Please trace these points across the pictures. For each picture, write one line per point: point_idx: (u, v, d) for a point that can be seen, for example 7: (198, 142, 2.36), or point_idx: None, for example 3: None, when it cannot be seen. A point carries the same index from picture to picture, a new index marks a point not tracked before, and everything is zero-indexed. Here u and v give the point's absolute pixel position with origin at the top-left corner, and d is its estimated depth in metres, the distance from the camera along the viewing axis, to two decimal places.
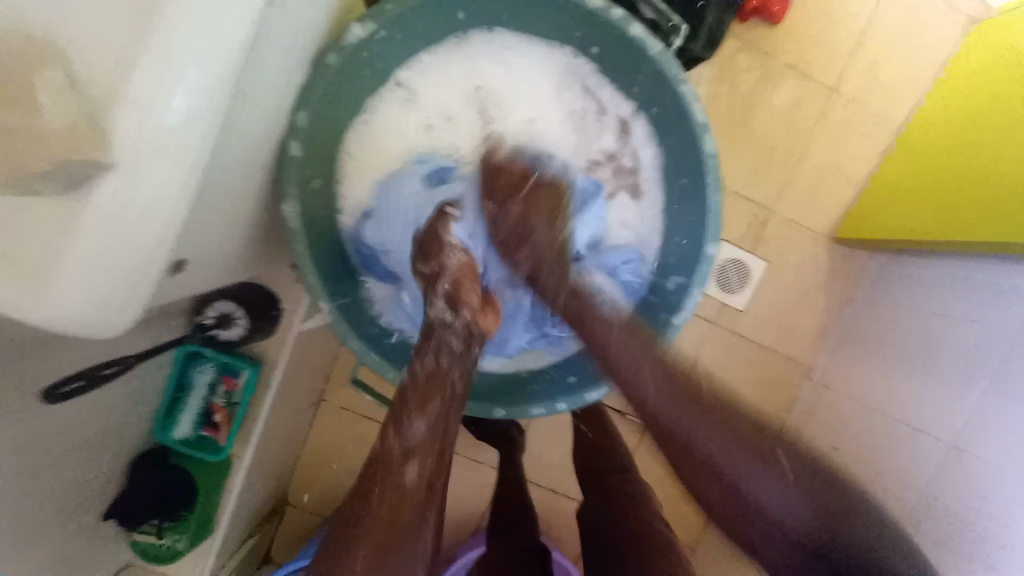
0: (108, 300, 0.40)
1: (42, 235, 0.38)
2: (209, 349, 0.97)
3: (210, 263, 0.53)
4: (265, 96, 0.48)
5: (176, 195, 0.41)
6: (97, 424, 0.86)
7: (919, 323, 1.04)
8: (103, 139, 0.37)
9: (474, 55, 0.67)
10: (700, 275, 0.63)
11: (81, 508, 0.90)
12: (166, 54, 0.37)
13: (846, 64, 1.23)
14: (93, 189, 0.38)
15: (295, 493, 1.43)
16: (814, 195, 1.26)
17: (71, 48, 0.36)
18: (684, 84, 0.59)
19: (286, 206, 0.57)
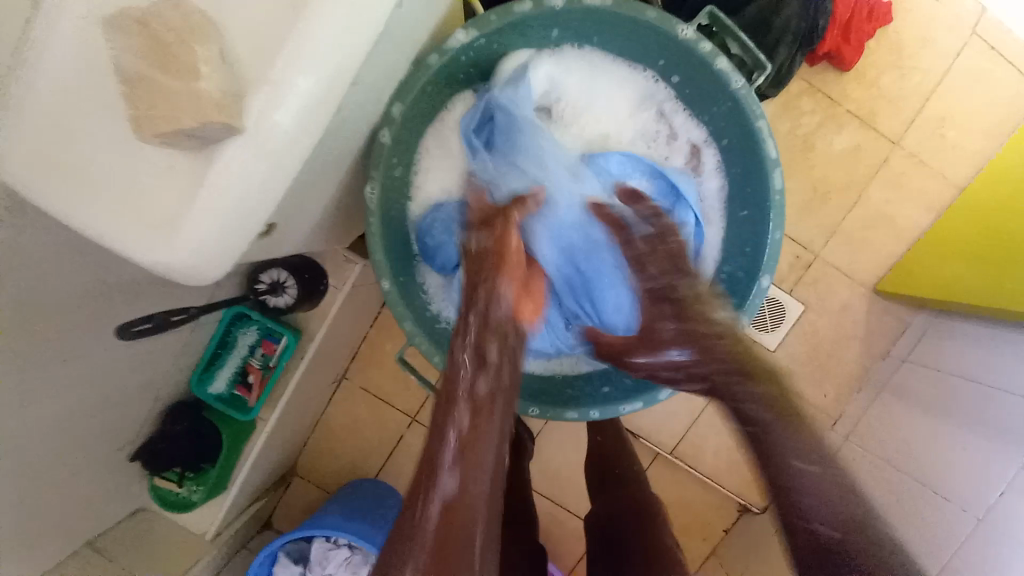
0: (217, 254, 0.44)
1: (173, 187, 0.42)
2: (256, 312, 1.00)
3: (296, 232, 0.57)
4: (375, 86, 0.52)
5: (287, 165, 0.44)
6: (146, 369, 0.91)
7: (955, 385, 1.03)
8: (241, 110, 0.40)
9: (561, 67, 0.69)
10: (750, 306, 0.64)
11: (117, 446, 0.94)
12: (307, 38, 0.40)
13: (910, 119, 1.22)
14: (226, 152, 0.41)
15: (305, 465, 1.46)
16: (860, 245, 1.25)
17: (224, 21, 0.40)
18: (762, 122, 0.60)
19: (370, 189, 0.61)
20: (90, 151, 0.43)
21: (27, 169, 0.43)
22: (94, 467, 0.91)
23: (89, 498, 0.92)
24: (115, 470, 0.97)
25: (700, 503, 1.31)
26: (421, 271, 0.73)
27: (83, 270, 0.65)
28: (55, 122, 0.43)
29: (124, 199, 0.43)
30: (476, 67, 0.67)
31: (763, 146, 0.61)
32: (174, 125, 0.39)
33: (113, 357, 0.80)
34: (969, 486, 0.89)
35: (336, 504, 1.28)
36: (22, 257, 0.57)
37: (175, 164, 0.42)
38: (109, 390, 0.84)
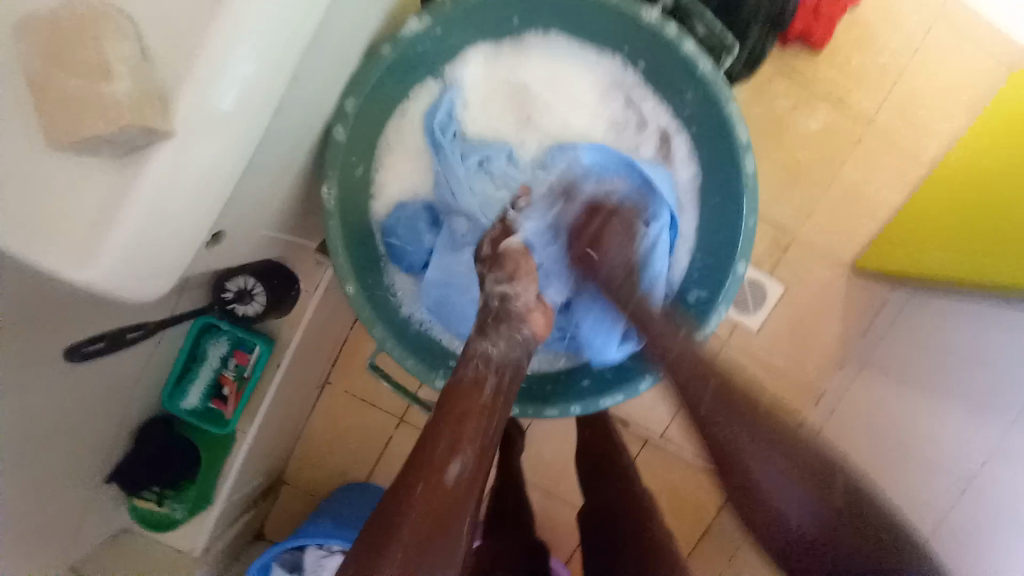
0: (153, 268, 0.41)
1: (88, 197, 0.38)
2: (224, 322, 0.97)
3: (249, 239, 0.54)
4: (321, 80, 0.49)
5: (223, 169, 0.42)
6: (112, 389, 0.87)
7: None
8: (167, 111, 0.37)
9: (526, 55, 0.66)
10: (728, 292, 0.62)
11: (87, 470, 0.91)
12: (233, 32, 0.37)
13: (882, 95, 1.22)
14: (151, 156, 0.38)
15: (292, 474, 1.43)
16: (837, 224, 1.25)
17: (139, 17, 0.37)
18: (731, 105, 0.58)
19: (326, 190, 0.57)
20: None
21: None
22: (64, 493, 0.87)
23: (61, 526, 0.88)
24: (87, 496, 0.93)
25: (691, 488, 1.31)
26: (388, 272, 0.70)
27: (23, 294, 0.61)
28: None
29: (26, 213, 0.37)
30: (437, 58, 0.63)
31: (733, 129, 0.59)
32: (87, 131, 0.36)
33: (74, 378, 0.76)
34: None
35: (325, 513, 1.25)
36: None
37: (87, 171, 0.38)
38: (72, 413, 0.80)
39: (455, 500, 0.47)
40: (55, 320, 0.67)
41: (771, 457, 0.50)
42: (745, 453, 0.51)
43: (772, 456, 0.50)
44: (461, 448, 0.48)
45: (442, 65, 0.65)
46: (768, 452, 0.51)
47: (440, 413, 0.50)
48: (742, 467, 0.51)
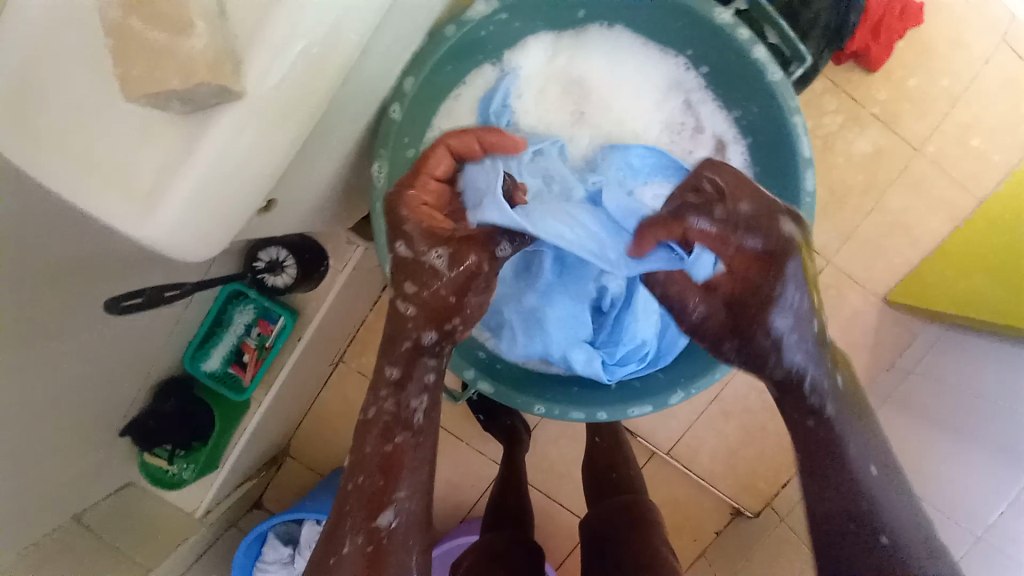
0: (205, 231, 0.41)
1: (160, 157, 0.39)
2: (253, 290, 0.98)
3: (295, 211, 0.54)
4: (385, 59, 0.49)
5: (284, 135, 0.41)
6: (137, 345, 0.88)
7: (965, 395, 0.99)
8: (238, 72, 0.37)
9: (588, 49, 0.65)
10: None
11: (106, 422, 0.92)
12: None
13: (935, 125, 1.18)
14: (219, 118, 0.38)
15: (297, 447, 1.44)
16: (874, 253, 1.22)
17: None
18: (796, 117, 0.57)
19: (376, 167, 0.57)
20: (73, 114, 0.40)
21: (13, 134, 0.40)
22: (82, 441, 0.89)
23: (76, 473, 0.90)
24: (103, 447, 0.95)
25: (693, 504, 1.30)
26: None
27: (65, 241, 0.61)
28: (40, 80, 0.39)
29: (111, 171, 0.40)
30: (500, 45, 0.63)
31: (796, 141, 0.57)
32: (159, 86, 0.35)
33: (104, 330, 0.76)
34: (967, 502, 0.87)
35: (326, 490, 1.26)
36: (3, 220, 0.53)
37: (164, 131, 0.39)
38: (98, 365, 0.80)
39: (390, 546, 0.51)
40: (90, 272, 0.67)
41: (874, 478, 0.50)
42: (852, 451, 0.51)
43: (876, 478, 0.50)
44: (384, 515, 0.51)
45: (502, 52, 0.64)
46: (869, 469, 0.51)
47: (364, 459, 0.53)
48: (846, 456, 0.51)
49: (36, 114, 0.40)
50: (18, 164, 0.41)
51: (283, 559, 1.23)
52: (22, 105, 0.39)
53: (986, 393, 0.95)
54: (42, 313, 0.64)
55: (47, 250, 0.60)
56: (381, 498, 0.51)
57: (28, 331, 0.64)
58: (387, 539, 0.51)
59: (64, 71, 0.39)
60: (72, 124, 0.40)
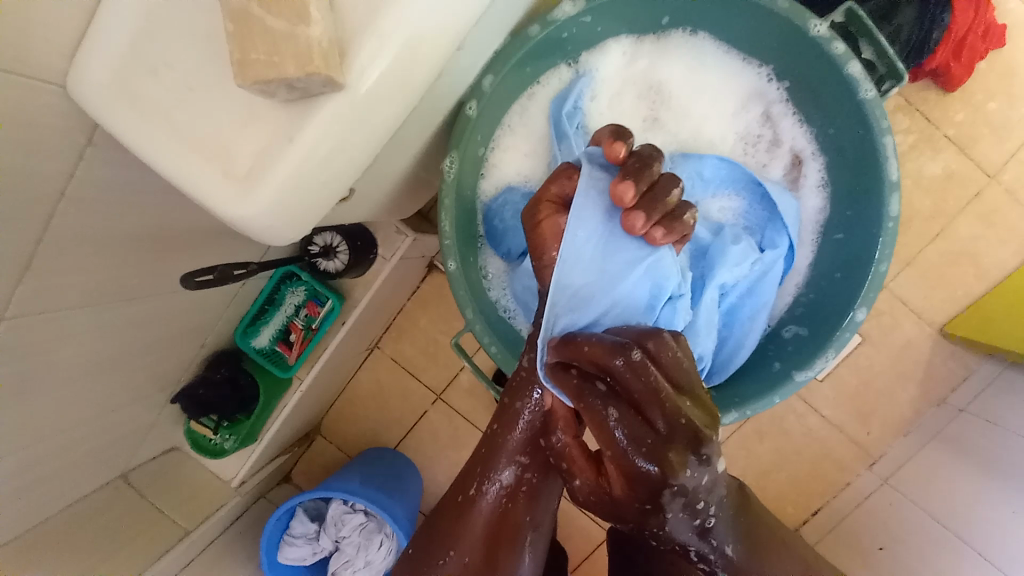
0: (297, 216, 0.43)
1: (262, 142, 0.41)
2: (306, 273, 1.01)
3: (369, 200, 0.55)
4: (474, 55, 0.49)
5: (377, 127, 0.42)
6: (195, 317, 0.91)
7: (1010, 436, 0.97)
8: (343, 65, 0.37)
9: (668, 54, 0.64)
10: (841, 336, 0.57)
11: (159, 387, 0.97)
12: None
13: (1013, 152, 1.11)
14: (320, 108, 0.39)
15: (329, 426, 1.48)
16: (935, 281, 1.16)
17: None
18: (887, 139, 0.54)
19: (448, 161, 0.57)
20: (184, 96, 0.41)
21: (126, 112, 0.42)
22: (137, 404, 0.93)
23: (129, 430, 0.95)
24: (155, 410, 1.00)
25: None
26: (482, 253, 0.69)
27: (148, 215, 0.65)
28: (156, 62, 0.41)
29: (216, 152, 0.41)
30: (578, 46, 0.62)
31: (883, 164, 0.54)
32: (273, 73, 0.36)
33: (167, 299, 0.80)
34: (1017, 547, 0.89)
35: (355, 469, 1.29)
36: (99, 189, 0.57)
37: (269, 118, 0.40)
38: (159, 332, 0.84)
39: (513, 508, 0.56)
40: (161, 244, 0.70)
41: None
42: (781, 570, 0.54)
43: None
44: (507, 473, 0.56)
45: (580, 53, 0.63)
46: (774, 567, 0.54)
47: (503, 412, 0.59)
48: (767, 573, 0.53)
49: (149, 94, 0.42)
50: (126, 141, 0.43)
51: (309, 534, 1.26)
52: (137, 81, 0.42)
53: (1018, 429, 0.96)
54: (115, 278, 0.67)
55: (128, 221, 0.63)
56: (514, 451, 0.57)
57: (100, 295, 0.67)
58: (512, 503, 0.56)
59: (180, 55, 0.41)
60: (183, 104, 0.41)
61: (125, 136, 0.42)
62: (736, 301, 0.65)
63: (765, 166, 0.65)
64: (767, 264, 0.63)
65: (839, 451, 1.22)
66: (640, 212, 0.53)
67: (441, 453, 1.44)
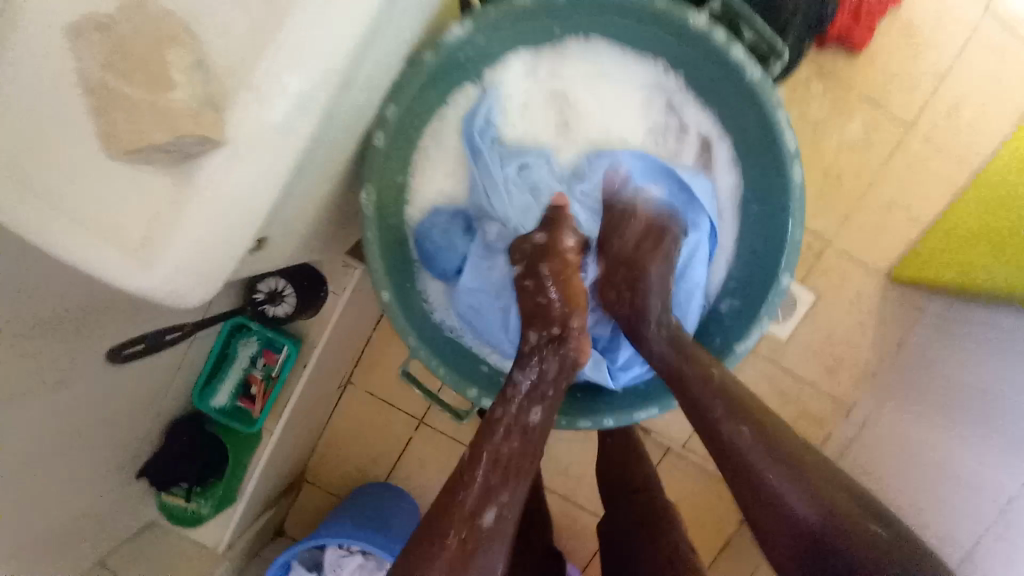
0: (208, 278, 0.41)
1: (154, 210, 0.39)
2: (256, 322, 0.98)
3: (289, 243, 0.55)
4: (365, 88, 0.49)
5: (272, 178, 0.42)
6: (142, 387, 0.88)
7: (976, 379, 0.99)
8: (222, 121, 0.38)
9: (567, 59, 0.65)
10: (769, 305, 0.60)
11: (119, 465, 0.93)
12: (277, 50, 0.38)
13: (924, 100, 1.17)
14: (205, 166, 0.39)
15: (314, 470, 1.45)
16: (873, 232, 1.21)
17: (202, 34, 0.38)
18: (781, 114, 0.56)
19: (365, 193, 0.57)
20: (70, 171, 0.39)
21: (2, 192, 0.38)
22: (98, 486, 0.89)
23: (93, 516, 0.91)
24: (120, 488, 0.96)
25: (714, 498, 1.29)
26: (420, 278, 0.69)
27: (69, 295, 0.62)
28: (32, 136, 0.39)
29: (108, 224, 0.39)
30: (478, 63, 0.62)
31: (782, 138, 0.56)
32: (145, 139, 0.36)
33: (106, 375, 0.76)
34: (990, 485, 0.90)
35: (348, 514, 1.25)
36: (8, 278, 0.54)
37: (157, 185, 0.39)
38: (106, 409, 0.81)
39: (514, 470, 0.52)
40: (85, 319, 0.67)
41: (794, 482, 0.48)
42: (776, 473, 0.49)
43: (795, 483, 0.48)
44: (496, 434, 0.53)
45: (481, 71, 0.63)
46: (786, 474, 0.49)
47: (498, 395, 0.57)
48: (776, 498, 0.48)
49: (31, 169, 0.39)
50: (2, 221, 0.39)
51: None
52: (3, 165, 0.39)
53: (979, 374, 0.99)
54: (41, 364, 0.64)
55: (45, 303, 0.60)
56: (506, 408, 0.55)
57: (27, 385, 0.64)
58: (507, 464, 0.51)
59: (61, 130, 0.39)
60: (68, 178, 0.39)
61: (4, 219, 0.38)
62: (671, 286, 0.67)
63: (676, 152, 0.68)
64: (692, 245, 0.66)
65: (814, 408, 1.25)
66: (572, 233, 0.64)
67: (432, 478, 1.42)
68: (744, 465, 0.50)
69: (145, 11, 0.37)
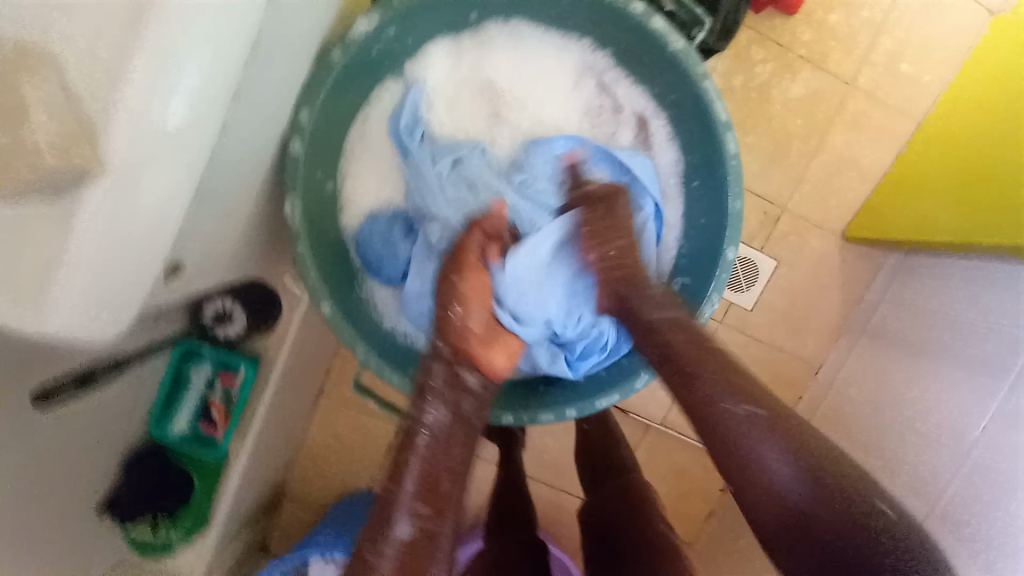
0: (115, 310, 0.39)
1: (35, 247, 0.36)
2: (207, 345, 0.96)
3: (210, 266, 0.52)
4: (271, 93, 0.46)
5: (175, 198, 0.39)
6: (92, 424, 0.83)
7: (947, 324, 1.01)
8: (99, 148, 0.35)
9: (490, 48, 0.64)
10: (720, 277, 0.60)
11: (80, 507, 0.89)
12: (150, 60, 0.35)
13: (863, 56, 1.19)
14: (90, 194, 0.36)
15: (295, 486, 1.42)
16: (825, 193, 1.23)
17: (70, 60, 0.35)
18: (709, 84, 0.56)
19: (289, 206, 0.54)
20: None
21: None
22: (60, 532, 0.85)
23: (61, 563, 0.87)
24: (84, 530, 0.92)
25: (696, 468, 1.32)
26: (366, 286, 0.66)
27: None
28: None
29: None
30: (398, 57, 0.61)
31: (712, 108, 0.57)
32: (17, 174, 0.33)
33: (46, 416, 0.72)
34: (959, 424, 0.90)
35: (330, 526, 1.24)
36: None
37: (35, 220, 0.36)
38: (56, 452, 0.77)
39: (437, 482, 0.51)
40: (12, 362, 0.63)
41: (771, 435, 0.50)
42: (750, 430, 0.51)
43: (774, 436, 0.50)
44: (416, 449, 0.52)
45: (401, 66, 0.62)
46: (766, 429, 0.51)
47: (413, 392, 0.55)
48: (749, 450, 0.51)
49: None
50: None
51: None
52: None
53: (955, 316, 1.00)
54: None
55: None
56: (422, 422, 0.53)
57: None
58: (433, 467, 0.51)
59: None
60: None
61: None
62: None
63: (615, 132, 0.67)
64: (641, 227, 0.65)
65: (783, 370, 1.28)
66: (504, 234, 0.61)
67: None
68: (735, 449, 0.52)
69: (7, 39, 0.34)
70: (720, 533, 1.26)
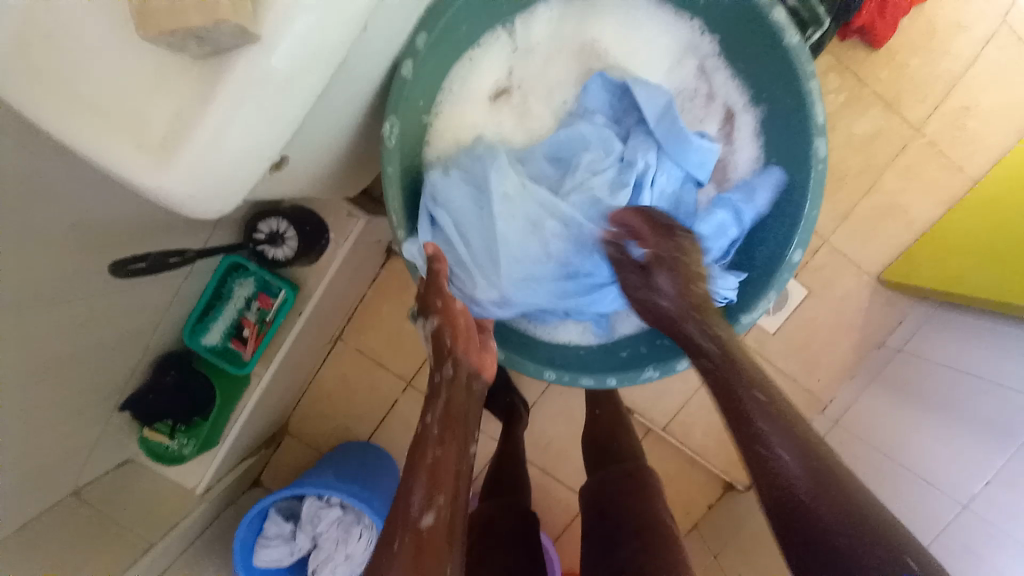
0: (228, 189, 0.42)
1: (178, 108, 0.38)
2: (253, 263, 0.99)
3: (305, 171, 0.54)
4: (400, 8, 0.48)
5: (305, 87, 0.41)
6: (130, 314, 0.85)
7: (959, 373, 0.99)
8: (255, 13, 0.35)
9: (600, 15, 0.69)
10: (782, 277, 0.64)
11: (105, 394, 0.90)
12: None
13: (935, 106, 1.19)
14: (240, 63, 0.37)
15: (295, 424, 1.44)
16: (871, 232, 1.23)
17: None
18: (813, 84, 0.59)
19: (389, 126, 0.57)
20: (96, 71, 0.38)
21: (33, 98, 0.38)
22: (83, 414, 0.87)
23: (78, 442, 0.88)
24: (101, 420, 0.93)
25: (687, 480, 1.33)
26: None
27: (49, 194, 0.59)
28: (67, 36, 0.38)
29: (129, 123, 0.38)
30: (514, 9, 0.66)
31: (811, 109, 0.60)
32: (180, 22, 0.34)
33: (91, 291, 0.73)
34: (961, 475, 0.89)
35: (326, 467, 1.25)
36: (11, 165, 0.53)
37: (187, 82, 0.38)
38: (92, 331, 0.78)
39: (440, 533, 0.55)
40: (67, 226, 0.64)
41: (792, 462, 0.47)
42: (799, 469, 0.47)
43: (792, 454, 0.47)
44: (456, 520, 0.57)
45: (516, 18, 0.67)
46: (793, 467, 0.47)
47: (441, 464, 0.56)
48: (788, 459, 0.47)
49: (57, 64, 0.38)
50: (41, 126, 0.39)
51: (283, 534, 1.22)
52: (36, 39, 0.38)
53: (975, 371, 0.96)
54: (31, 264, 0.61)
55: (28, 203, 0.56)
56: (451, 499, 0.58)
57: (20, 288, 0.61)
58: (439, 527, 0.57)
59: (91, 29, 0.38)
60: (98, 80, 0.38)
61: (34, 118, 0.38)
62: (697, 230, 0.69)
63: (707, 118, 0.72)
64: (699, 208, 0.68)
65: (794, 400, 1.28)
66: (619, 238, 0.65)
67: None
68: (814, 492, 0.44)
69: None
70: (702, 548, 1.27)
